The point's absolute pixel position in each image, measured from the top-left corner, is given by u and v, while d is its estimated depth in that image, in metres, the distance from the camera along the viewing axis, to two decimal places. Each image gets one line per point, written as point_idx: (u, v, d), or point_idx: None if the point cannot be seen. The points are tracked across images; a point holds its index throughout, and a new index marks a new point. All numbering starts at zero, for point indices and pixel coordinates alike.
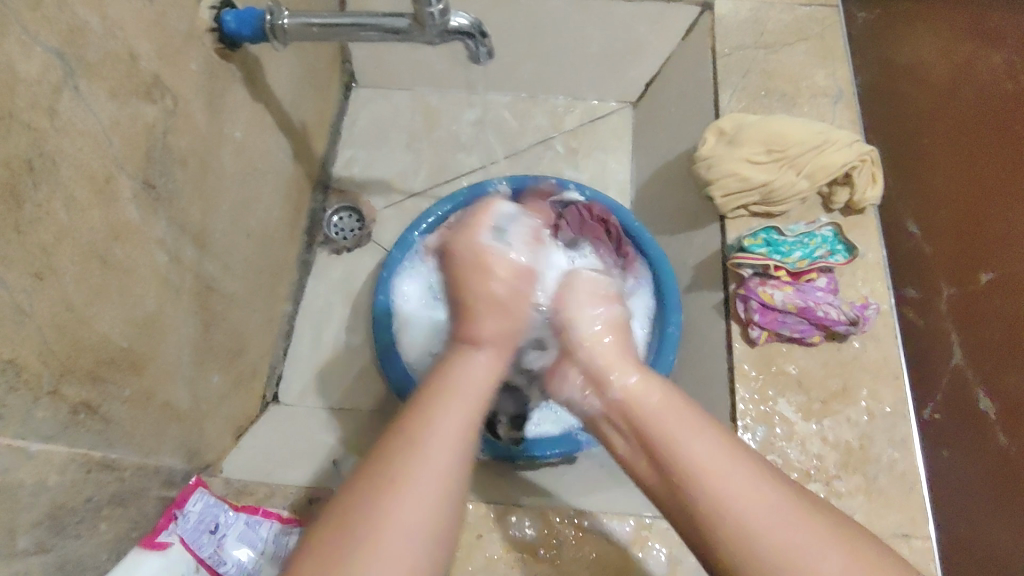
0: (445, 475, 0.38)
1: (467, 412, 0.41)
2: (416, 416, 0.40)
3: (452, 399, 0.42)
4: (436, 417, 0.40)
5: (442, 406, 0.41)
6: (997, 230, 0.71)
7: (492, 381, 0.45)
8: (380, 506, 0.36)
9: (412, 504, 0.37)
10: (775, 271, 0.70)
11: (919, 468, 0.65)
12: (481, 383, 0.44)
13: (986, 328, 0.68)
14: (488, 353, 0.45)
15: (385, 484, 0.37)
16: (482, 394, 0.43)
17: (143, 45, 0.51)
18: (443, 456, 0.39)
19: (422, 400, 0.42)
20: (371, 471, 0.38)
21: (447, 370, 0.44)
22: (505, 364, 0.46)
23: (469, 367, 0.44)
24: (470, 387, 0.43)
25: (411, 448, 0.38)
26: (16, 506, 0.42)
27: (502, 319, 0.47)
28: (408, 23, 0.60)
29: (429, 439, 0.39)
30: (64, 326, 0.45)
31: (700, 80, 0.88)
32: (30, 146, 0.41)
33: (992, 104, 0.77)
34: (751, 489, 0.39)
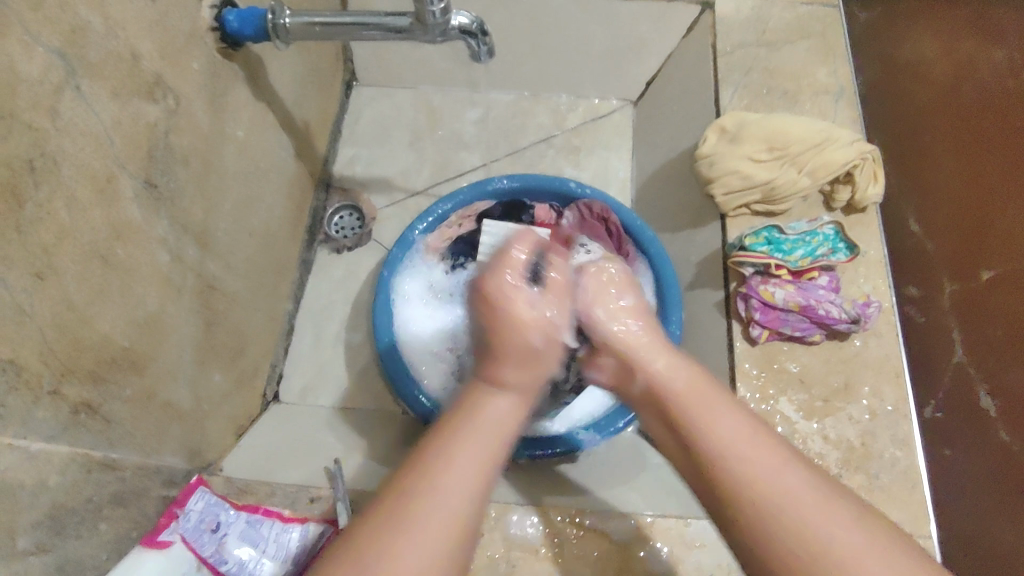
0: (460, 519, 0.40)
1: (488, 454, 0.43)
2: (440, 452, 0.42)
3: (476, 441, 0.44)
4: (459, 455, 0.42)
5: (464, 444, 0.43)
6: (999, 227, 0.71)
7: (514, 426, 0.46)
8: (396, 535, 0.38)
9: (432, 532, 0.38)
10: (776, 270, 0.70)
11: (920, 466, 0.65)
12: (504, 427, 0.45)
13: (987, 325, 0.69)
14: (510, 398, 0.47)
15: (404, 518, 0.38)
16: (504, 438, 0.45)
17: (144, 44, 0.51)
18: (466, 488, 0.41)
19: (445, 434, 0.44)
20: (394, 499, 0.40)
21: (475, 412, 0.46)
22: (526, 410, 0.48)
23: (494, 410, 0.46)
24: (492, 428, 0.45)
25: (435, 478, 0.40)
26: (16, 507, 0.42)
27: (530, 368, 0.49)
28: (410, 22, 0.59)
29: (454, 474, 0.41)
30: (64, 326, 0.45)
31: (702, 78, 0.88)
32: (32, 146, 0.40)
33: (991, 101, 0.77)
34: (784, 477, 0.42)
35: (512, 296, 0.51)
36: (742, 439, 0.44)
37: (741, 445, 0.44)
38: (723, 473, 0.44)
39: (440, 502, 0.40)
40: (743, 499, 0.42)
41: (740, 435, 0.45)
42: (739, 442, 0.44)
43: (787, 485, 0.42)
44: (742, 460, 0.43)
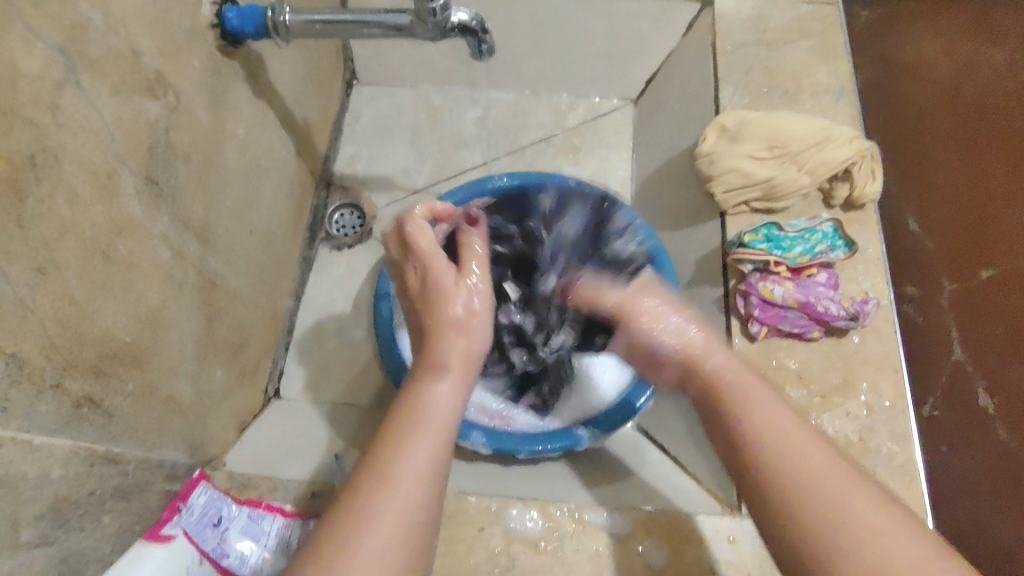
0: (416, 517, 0.40)
1: (432, 444, 0.43)
2: (383, 457, 0.42)
3: (418, 435, 0.43)
4: (401, 460, 0.41)
5: (407, 446, 0.42)
6: (999, 224, 0.71)
7: (457, 410, 0.45)
8: (350, 539, 0.38)
9: (376, 549, 0.38)
10: (775, 267, 0.70)
11: (919, 462, 0.65)
12: (444, 412, 0.45)
13: (986, 324, 0.68)
14: (450, 381, 0.46)
15: (356, 529, 0.38)
16: (450, 423, 0.45)
17: (145, 41, 0.51)
18: (412, 491, 0.40)
19: (391, 439, 0.43)
20: (346, 505, 0.40)
21: (413, 403, 0.45)
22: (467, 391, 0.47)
23: (437, 398, 0.45)
24: (433, 417, 0.44)
25: (377, 490, 0.40)
26: (19, 500, 0.42)
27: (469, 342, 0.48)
28: (409, 20, 0.60)
29: (400, 474, 0.41)
30: (66, 320, 0.45)
31: (701, 76, 0.88)
32: (32, 141, 0.41)
33: (989, 103, 0.76)
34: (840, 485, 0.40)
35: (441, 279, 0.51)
36: (812, 452, 0.42)
37: (808, 456, 0.41)
38: (789, 482, 0.41)
39: (383, 519, 0.39)
40: (811, 515, 0.39)
41: (806, 449, 0.42)
42: (808, 454, 0.42)
43: (859, 508, 0.39)
44: (806, 468, 0.41)
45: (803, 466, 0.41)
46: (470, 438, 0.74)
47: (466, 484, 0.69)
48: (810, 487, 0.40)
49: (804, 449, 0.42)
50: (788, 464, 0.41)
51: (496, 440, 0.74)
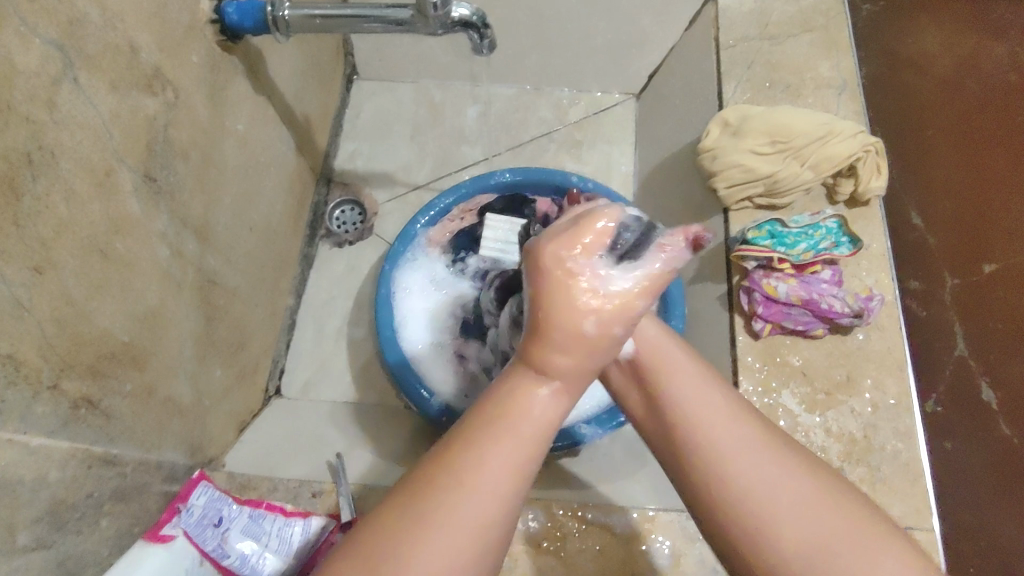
0: (492, 533, 0.35)
1: (523, 450, 0.36)
2: (460, 465, 0.35)
3: (504, 440, 0.36)
4: (480, 470, 0.35)
5: (492, 449, 0.36)
6: (1001, 219, 0.75)
7: (554, 421, 0.37)
8: (411, 545, 0.34)
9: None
10: (779, 263, 0.69)
11: (923, 459, 0.65)
12: (539, 421, 0.37)
13: (987, 318, 0.72)
14: (552, 383, 0.37)
15: (419, 535, 0.34)
16: (550, 428, 0.37)
17: (143, 37, 0.50)
18: (496, 504, 0.35)
19: (474, 437, 0.36)
20: (408, 515, 0.35)
21: (504, 398, 0.37)
22: (572, 401, 0.38)
23: (534, 404, 0.37)
24: (527, 425, 0.37)
25: (444, 507, 0.34)
26: (16, 503, 0.41)
27: (572, 368, 0.36)
28: (410, 15, 0.59)
29: (473, 489, 0.35)
30: (63, 320, 0.45)
31: (704, 71, 0.87)
32: (29, 139, 0.40)
33: (993, 97, 0.82)
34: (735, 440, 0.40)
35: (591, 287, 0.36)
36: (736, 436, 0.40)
37: (725, 441, 0.40)
38: (715, 475, 0.39)
39: (444, 535, 0.34)
40: (730, 505, 0.39)
41: (732, 433, 0.40)
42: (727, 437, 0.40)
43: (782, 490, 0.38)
44: (731, 457, 0.39)
45: (730, 448, 0.40)
46: None
47: None
48: (729, 477, 0.39)
49: (726, 432, 0.40)
50: (713, 451, 0.40)
51: None
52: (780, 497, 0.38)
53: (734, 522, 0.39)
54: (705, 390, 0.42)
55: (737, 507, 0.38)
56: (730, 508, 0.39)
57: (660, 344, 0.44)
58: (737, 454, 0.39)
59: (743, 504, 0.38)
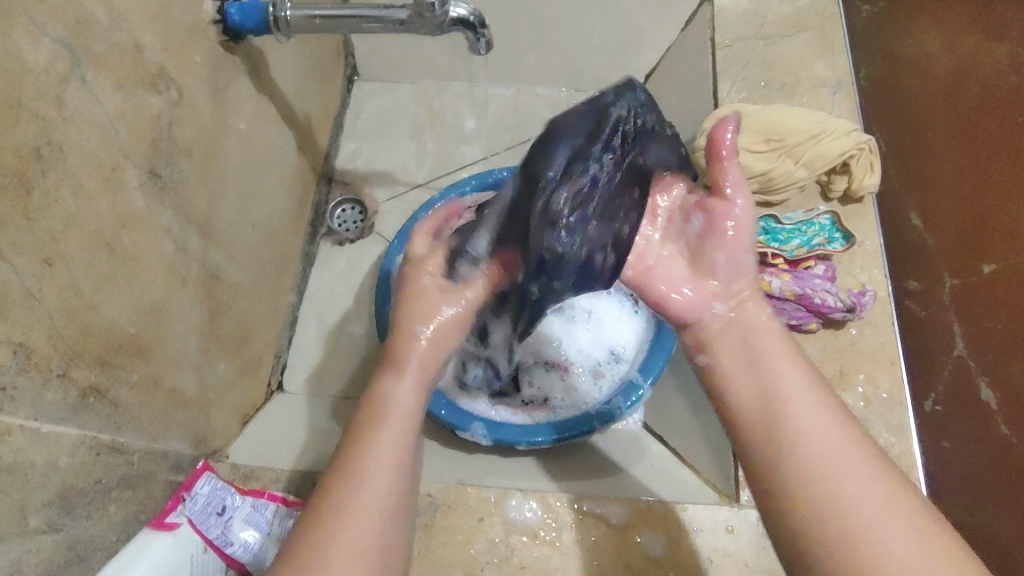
0: (381, 502, 0.46)
1: (392, 437, 0.49)
2: (352, 451, 0.48)
3: (379, 422, 0.50)
4: (369, 455, 0.48)
5: (374, 437, 0.49)
6: (999, 220, 0.73)
7: (417, 405, 0.52)
8: (334, 521, 0.44)
9: (365, 512, 0.45)
10: (773, 258, 0.71)
11: (915, 452, 0.66)
12: (402, 405, 0.51)
13: (989, 319, 0.70)
14: (411, 378, 0.53)
15: (337, 513, 0.45)
16: (412, 417, 0.51)
17: (148, 36, 0.52)
18: (379, 479, 0.47)
19: (359, 432, 0.49)
20: (326, 494, 0.46)
21: (381, 398, 0.52)
22: (428, 384, 0.54)
23: (401, 393, 0.52)
24: (391, 409, 0.51)
25: (362, 455, 0.48)
26: (28, 486, 0.43)
27: (424, 353, 0.55)
28: (409, 15, 0.60)
29: (364, 468, 0.47)
30: (72, 311, 0.46)
31: (700, 71, 0.88)
32: (39, 134, 0.41)
33: (990, 99, 0.78)
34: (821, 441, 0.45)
35: (444, 322, 0.56)
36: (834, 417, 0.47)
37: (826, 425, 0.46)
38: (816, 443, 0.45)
39: (372, 470, 0.47)
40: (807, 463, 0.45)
41: (824, 414, 0.47)
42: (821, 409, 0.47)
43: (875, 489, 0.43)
44: (840, 447, 0.45)
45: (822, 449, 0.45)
46: (471, 429, 0.75)
47: (467, 474, 0.70)
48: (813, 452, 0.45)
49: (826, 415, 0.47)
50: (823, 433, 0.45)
51: (495, 431, 0.75)
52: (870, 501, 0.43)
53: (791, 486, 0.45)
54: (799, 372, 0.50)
55: (825, 470, 0.44)
56: (832, 474, 0.44)
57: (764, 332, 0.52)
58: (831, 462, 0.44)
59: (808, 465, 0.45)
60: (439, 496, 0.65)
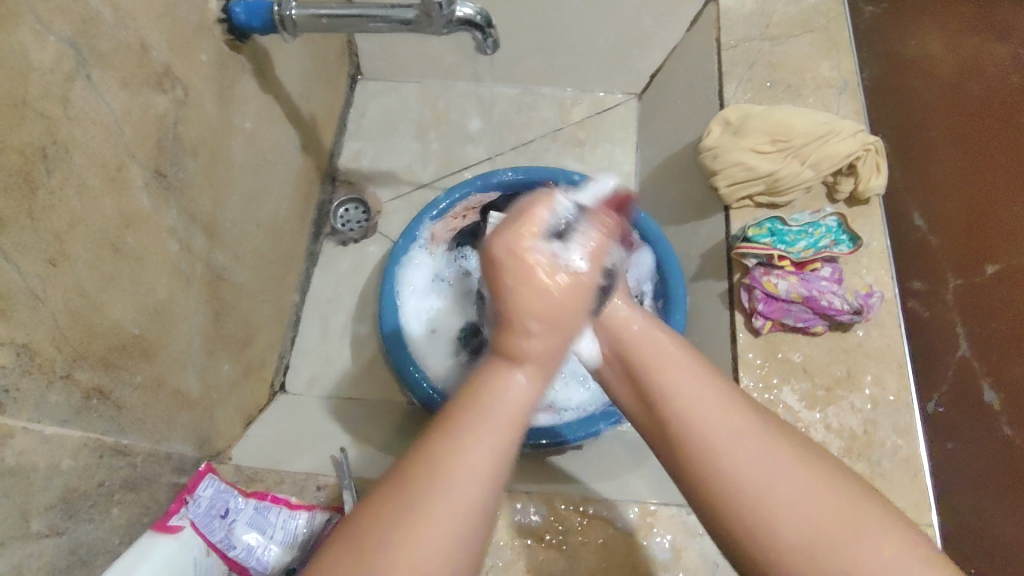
0: (478, 503, 0.37)
1: (503, 430, 0.39)
2: (445, 442, 0.38)
3: (484, 427, 0.39)
4: (467, 446, 0.38)
5: (479, 424, 0.39)
6: (1003, 216, 0.75)
7: (529, 405, 0.41)
8: (418, 519, 0.35)
9: (451, 517, 0.36)
10: (779, 262, 0.70)
11: (922, 455, 0.65)
12: (517, 400, 0.40)
13: (993, 320, 0.71)
14: (532, 371, 0.42)
15: (417, 512, 0.36)
16: (525, 415, 0.40)
17: (153, 35, 0.51)
18: (484, 471, 0.37)
19: (461, 419, 0.39)
20: (404, 486, 0.37)
21: (489, 384, 0.41)
22: (546, 384, 0.43)
23: (514, 382, 0.41)
24: (504, 409, 0.40)
25: (457, 447, 0.37)
26: (30, 489, 0.42)
27: (557, 347, 0.43)
28: (416, 14, 0.60)
29: (460, 465, 0.37)
30: (76, 312, 0.45)
31: (706, 71, 0.88)
32: (43, 133, 0.41)
33: (996, 98, 0.81)
34: (709, 423, 0.42)
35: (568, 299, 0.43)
36: (736, 424, 0.41)
37: (723, 437, 0.41)
38: (707, 468, 0.41)
39: (465, 474, 0.37)
40: (704, 462, 0.41)
41: (724, 420, 0.42)
42: (715, 420, 0.41)
43: (776, 458, 0.40)
44: (745, 460, 0.40)
45: (712, 430, 0.41)
46: None
47: None
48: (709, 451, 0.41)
49: (723, 425, 0.41)
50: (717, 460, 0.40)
51: None
52: (775, 477, 0.39)
53: (698, 482, 0.41)
54: (691, 376, 0.44)
55: (721, 496, 0.40)
56: (734, 503, 0.39)
57: (636, 321, 0.49)
58: (730, 441, 0.41)
59: (703, 457, 0.41)
60: None
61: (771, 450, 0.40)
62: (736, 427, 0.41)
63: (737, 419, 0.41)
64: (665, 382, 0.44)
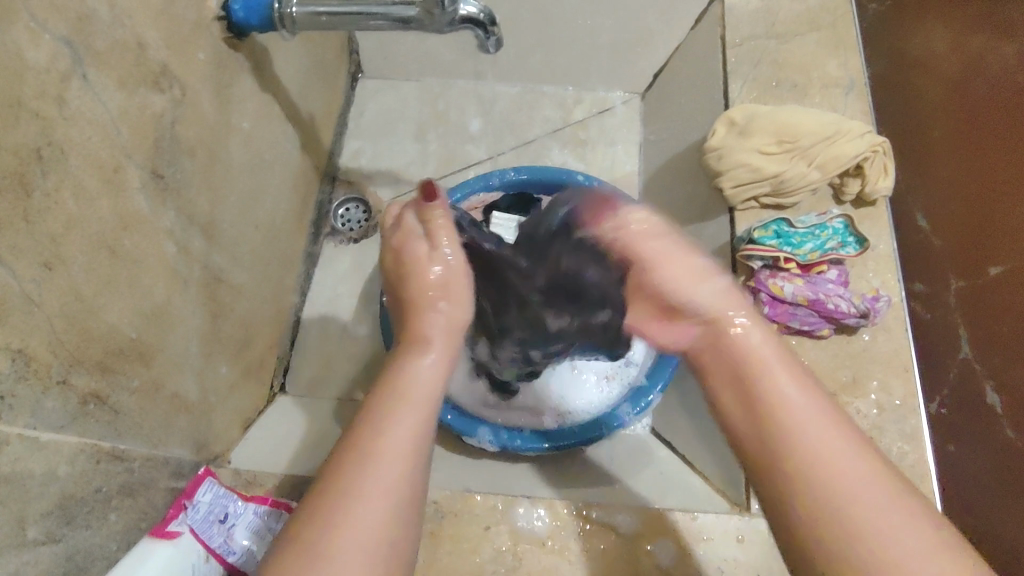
0: (401, 486, 0.38)
1: (415, 413, 0.41)
2: (364, 430, 0.40)
3: (398, 404, 0.41)
4: (385, 432, 0.40)
5: (393, 409, 0.41)
6: (1007, 223, 0.67)
7: (439, 380, 0.44)
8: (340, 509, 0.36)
9: (375, 502, 0.37)
10: (786, 263, 0.70)
11: (930, 461, 0.67)
12: (428, 382, 0.43)
13: (997, 321, 0.65)
14: (434, 352, 0.46)
15: (334, 506, 0.37)
16: (435, 391, 0.43)
17: (150, 33, 0.50)
18: (397, 457, 0.39)
19: (373, 409, 0.41)
20: (329, 477, 0.38)
21: (402, 372, 0.44)
22: (451, 360, 0.46)
23: (425, 367, 0.44)
24: (419, 388, 0.43)
25: (376, 434, 0.39)
26: (26, 497, 0.41)
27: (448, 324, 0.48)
28: (417, 13, 0.58)
29: (379, 451, 0.39)
30: (72, 316, 0.45)
31: (710, 70, 0.87)
32: (39, 135, 0.40)
33: (998, 98, 0.72)
34: (808, 435, 0.40)
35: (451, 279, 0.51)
36: (841, 442, 0.40)
37: (821, 448, 0.40)
38: (805, 477, 0.39)
39: (386, 457, 0.38)
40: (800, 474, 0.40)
41: (823, 433, 0.41)
42: (824, 439, 0.40)
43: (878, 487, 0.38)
44: (846, 479, 0.38)
45: (811, 443, 0.40)
46: (478, 434, 0.75)
47: (474, 481, 0.68)
48: (808, 462, 0.40)
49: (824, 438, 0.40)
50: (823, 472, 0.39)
51: (503, 438, 0.74)
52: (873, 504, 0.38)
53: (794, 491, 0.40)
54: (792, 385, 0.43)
55: (814, 509, 0.39)
56: (823, 521, 0.38)
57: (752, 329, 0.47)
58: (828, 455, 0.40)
59: (802, 470, 0.40)
60: (444, 504, 0.64)
61: (868, 471, 0.39)
62: (839, 446, 0.40)
63: (839, 435, 0.41)
64: (766, 387, 0.43)
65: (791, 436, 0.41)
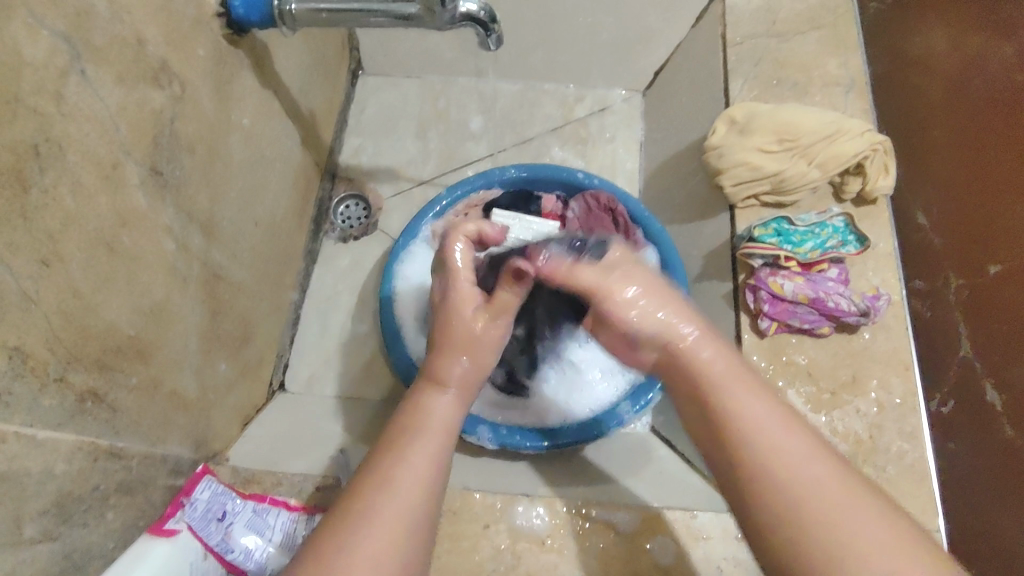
0: (412, 512, 0.42)
1: (431, 448, 0.45)
2: (389, 460, 0.44)
3: (414, 437, 0.45)
4: (404, 462, 0.43)
5: (412, 443, 0.45)
6: (1003, 222, 0.67)
7: (452, 418, 0.47)
8: (356, 527, 0.40)
9: (388, 525, 0.40)
10: (786, 262, 0.69)
11: (930, 460, 0.65)
12: (444, 420, 0.47)
13: (993, 320, 0.65)
14: (452, 393, 0.48)
15: (354, 525, 0.40)
16: (451, 429, 0.47)
17: (149, 29, 0.50)
18: (411, 491, 0.42)
19: (395, 442, 0.45)
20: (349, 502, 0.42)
21: (418, 408, 0.48)
22: (468, 402, 0.49)
23: (439, 404, 0.48)
24: (436, 425, 0.46)
25: (394, 464, 0.43)
26: (23, 495, 0.41)
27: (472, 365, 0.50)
28: (417, 9, 0.58)
29: (394, 482, 0.42)
30: (69, 314, 0.44)
31: (711, 68, 0.87)
32: (36, 131, 0.40)
33: (995, 94, 0.72)
34: (784, 456, 0.41)
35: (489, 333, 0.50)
36: (822, 474, 0.40)
37: (797, 470, 0.41)
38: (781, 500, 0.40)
39: (402, 487, 0.42)
40: (772, 497, 0.41)
41: (800, 453, 0.41)
42: (810, 468, 0.41)
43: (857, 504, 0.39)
44: (822, 499, 0.39)
45: (787, 463, 0.41)
46: (478, 433, 0.75)
47: (473, 480, 0.68)
48: (784, 483, 0.40)
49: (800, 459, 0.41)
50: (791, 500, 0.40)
51: (502, 434, 0.75)
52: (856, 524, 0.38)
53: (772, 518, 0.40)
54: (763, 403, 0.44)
55: (794, 534, 0.39)
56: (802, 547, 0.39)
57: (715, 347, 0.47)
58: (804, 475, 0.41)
59: (779, 492, 0.40)
60: (444, 502, 0.64)
61: (842, 488, 0.40)
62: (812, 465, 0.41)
63: (825, 462, 0.41)
64: (737, 409, 0.44)
65: (765, 457, 0.42)
